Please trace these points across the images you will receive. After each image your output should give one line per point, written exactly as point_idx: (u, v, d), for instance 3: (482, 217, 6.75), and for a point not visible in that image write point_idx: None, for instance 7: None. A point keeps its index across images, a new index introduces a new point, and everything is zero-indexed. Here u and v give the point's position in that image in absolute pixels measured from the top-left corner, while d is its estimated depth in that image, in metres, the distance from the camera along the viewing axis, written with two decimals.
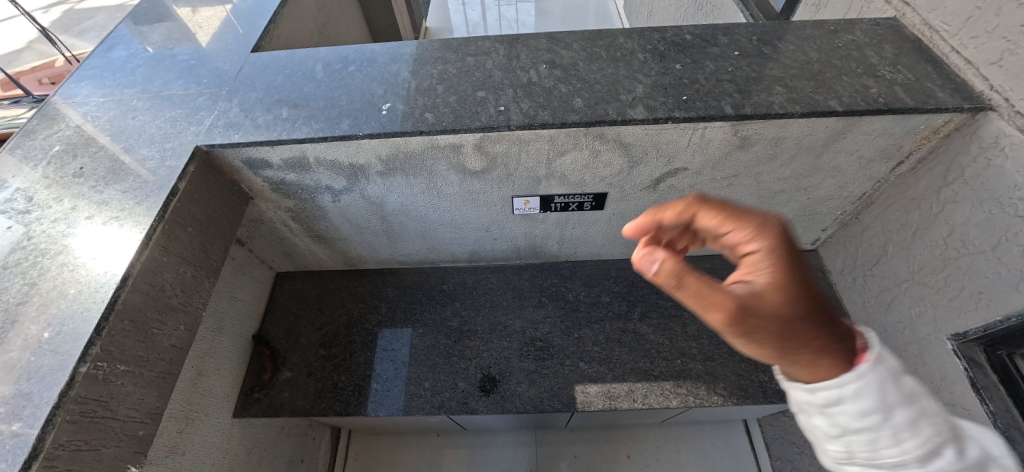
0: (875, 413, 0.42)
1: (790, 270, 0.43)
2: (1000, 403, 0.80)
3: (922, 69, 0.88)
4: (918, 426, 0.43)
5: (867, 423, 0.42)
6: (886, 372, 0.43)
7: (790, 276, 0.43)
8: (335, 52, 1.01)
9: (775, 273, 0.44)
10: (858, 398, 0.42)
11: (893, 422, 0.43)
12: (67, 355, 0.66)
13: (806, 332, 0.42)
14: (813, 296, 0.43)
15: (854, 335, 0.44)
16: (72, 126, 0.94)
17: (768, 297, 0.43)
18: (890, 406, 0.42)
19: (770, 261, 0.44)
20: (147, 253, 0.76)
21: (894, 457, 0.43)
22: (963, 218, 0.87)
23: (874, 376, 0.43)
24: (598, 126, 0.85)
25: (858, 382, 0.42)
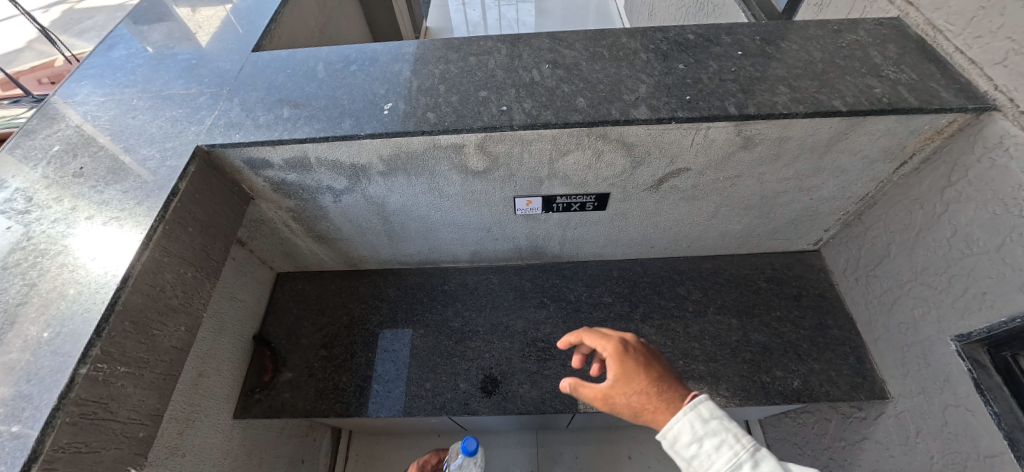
0: (691, 444, 0.60)
1: (625, 361, 0.69)
2: (1005, 404, 0.79)
3: (926, 69, 0.88)
4: (721, 448, 0.58)
5: (693, 455, 0.60)
6: (698, 415, 0.61)
7: (625, 367, 0.68)
8: (337, 51, 1.01)
9: (619, 365, 0.69)
10: (678, 434, 0.60)
11: (706, 448, 0.59)
12: (67, 356, 0.65)
13: (639, 399, 0.65)
14: (644, 375, 0.67)
15: (683, 395, 0.65)
16: (72, 126, 0.94)
17: (615, 382, 0.68)
18: (700, 437, 0.60)
19: (615, 355, 0.70)
20: (148, 254, 0.76)
21: None
22: (967, 218, 0.87)
23: (686, 413, 0.61)
24: (601, 126, 0.84)
25: (677, 423, 0.61)
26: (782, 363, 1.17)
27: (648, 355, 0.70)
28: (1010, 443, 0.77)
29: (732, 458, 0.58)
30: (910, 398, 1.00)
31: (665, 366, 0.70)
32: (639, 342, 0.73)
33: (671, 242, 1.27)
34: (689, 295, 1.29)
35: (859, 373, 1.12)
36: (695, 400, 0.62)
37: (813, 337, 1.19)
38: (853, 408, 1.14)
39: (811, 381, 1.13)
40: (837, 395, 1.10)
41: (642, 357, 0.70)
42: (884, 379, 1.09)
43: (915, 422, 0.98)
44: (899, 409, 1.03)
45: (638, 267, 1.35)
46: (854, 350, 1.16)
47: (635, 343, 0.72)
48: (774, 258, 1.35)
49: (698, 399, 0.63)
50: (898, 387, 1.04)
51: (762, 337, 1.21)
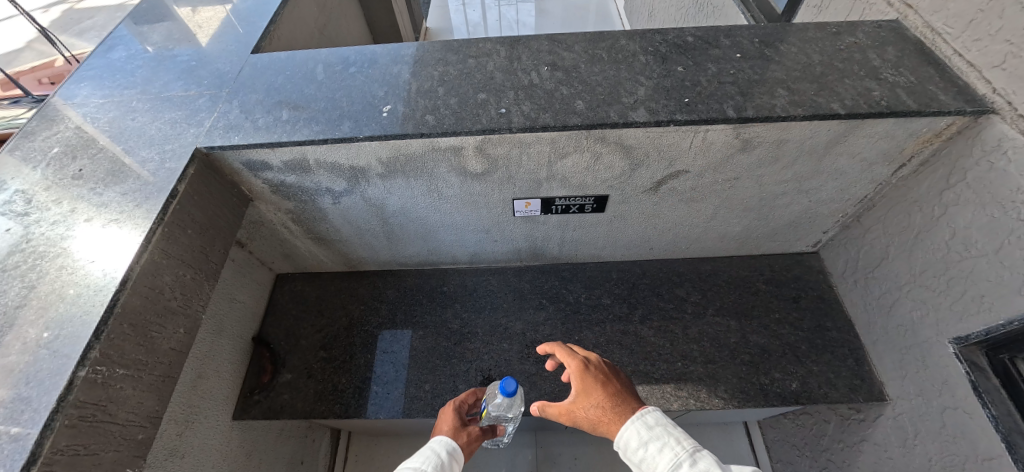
0: (639, 448, 0.72)
1: (586, 379, 0.82)
2: (1003, 407, 0.80)
3: (924, 71, 0.88)
4: (663, 450, 0.70)
5: (641, 458, 0.72)
6: (643, 423, 0.74)
7: (586, 384, 0.82)
8: (336, 53, 1.01)
9: (582, 383, 0.82)
10: (627, 441, 0.74)
11: (651, 451, 0.71)
12: (66, 359, 0.65)
13: (597, 412, 0.79)
14: (601, 391, 0.80)
15: (633, 408, 0.78)
16: (72, 127, 0.94)
17: (579, 397, 0.82)
18: (645, 442, 0.72)
19: (577, 373, 0.83)
20: (147, 256, 0.76)
21: None
22: (966, 221, 0.87)
23: (633, 422, 0.75)
24: (600, 129, 0.84)
25: (625, 430, 0.74)
26: (781, 364, 1.17)
27: (607, 374, 0.84)
28: (1008, 446, 0.77)
29: (672, 458, 0.69)
30: (908, 400, 1.01)
31: (622, 383, 0.83)
32: (601, 362, 0.86)
33: (670, 244, 1.27)
34: (688, 296, 1.29)
35: (857, 375, 1.12)
36: (640, 412, 0.76)
37: (811, 339, 1.19)
38: (851, 410, 1.14)
39: (810, 383, 1.14)
40: (835, 397, 1.11)
41: (602, 375, 0.83)
42: (882, 381, 1.09)
43: (913, 424, 0.98)
44: (897, 411, 1.03)
45: (637, 269, 1.35)
46: (852, 352, 1.16)
47: (598, 363, 0.86)
48: (773, 259, 1.35)
49: (645, 411, 0.76)
50: (897, 389, 1.04)
51: (761, 338, 1.21)
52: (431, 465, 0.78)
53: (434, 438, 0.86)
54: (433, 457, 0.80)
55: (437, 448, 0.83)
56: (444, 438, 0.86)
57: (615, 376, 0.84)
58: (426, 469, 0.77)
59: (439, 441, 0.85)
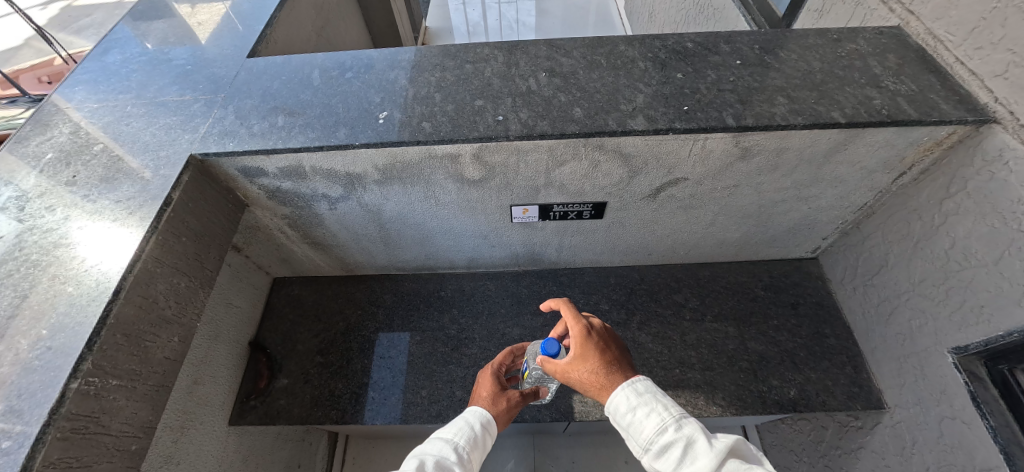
0: (627, 412, 0.72)
1: (588, 343, 0.80)
2: (1001, 418, 0.79)
3: (925, 80, 0.87)
4: (651, 413, 0.71)
5: (629, 422, 0.72)
6: (633, 390, 0.74)
7: (586, 348, 0.79)
8: (333, 58, 1.00)
9: (581, 346, 0.80)
10: (618, 405, 0.73)
11: (638, 416, 0.71)
12: (58, 371, 0.65)
13: (593, 376, 0.77)
14: (600, 357, 0.78)
15: (627, 375, 0.77)
16: (65, 133, 0.93)
17: (575, 359, 0.80)
18: (634, 406, 0.72)
19: (579, 337, 0.80)
20: (140, 265, 0.75)
21: (649, 439, 0.70)
22: (965, 231, 0.86)
23: (624, 389, 0.74)
24: (598, 137, 0.84)
25: (617, 396, 0.74)
26: (779, 372, 1.16)
27: (608, 341, 0.82)
28: (1006, 458, 0.77)
29: (659, 423, 0.70)
30: (906, 408, 1.00)
31: (620, 352, 0.81)
32: (603, 328, 0.84)
33: (669, 250, 1.27)
34: (686, 302, 1.29)
35: (855, 382, 1.12)
36: (634, 380, 0.75)
37: (810, 346, 1.19)
38: (849, 417, 1.14)
39: (808, 390, 1.13)
40: (833, 405, 1.10)
41: (603, 342, 0.81)
42: (881, 389, 1.09)
43: (911, 433, 0.98)
44: (895, 419, 1.02)
45: (636, 274, 1.34)
46: (851, 359, 1.16)
47: (600, 329, 0.83)
48: (772, 265, 1.34)
49: (636, 379, 0.76)
50: (895, 397, 1.04)
51: (760, 345, 1.21)
52: (464, 438, 0.77)
53: (470, 409, 0.84)
54: (466, 429, 0.79)
55: (471, 419, 0.81)
56: (479, 408, 0.84)
57: (614, 344, 0.83)
58: (459, 442, 0.76)
59: (474, 412, 0.83)
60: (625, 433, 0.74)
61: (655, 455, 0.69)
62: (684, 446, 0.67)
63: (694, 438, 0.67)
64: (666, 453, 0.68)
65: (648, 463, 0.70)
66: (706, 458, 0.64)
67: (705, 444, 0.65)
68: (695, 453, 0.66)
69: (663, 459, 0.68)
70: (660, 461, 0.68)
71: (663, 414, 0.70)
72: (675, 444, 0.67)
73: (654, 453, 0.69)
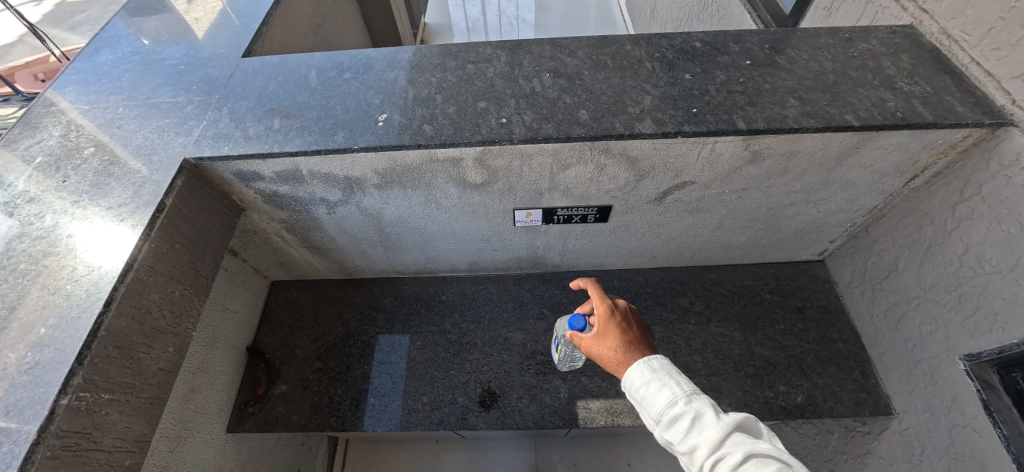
0: (641, 386, 0.70)
1: (610, 321, 0.78)
2: (1015, 428, 0.77)
3: (940, 81, 0.84)
4: (664, 385, 0.68)
5: (641, 396, 0.70)
6: (648, 365, 0.71)
7: (609, 325, 0.78)
8: (330, 57, 0.97)
9: (604, 324, 0.79)
10: (632, 379, 0.71)
11: (650, 389, 0.69)
12: (46, 386, 0.62)
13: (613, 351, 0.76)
14: (622, 335, 0.77)
15: (646, 353, 0.75)
16: (54, 136, 0.90)
17: (597, 335, 0.79)
18: (647, 381, 0.70)
19: (602, 315, 0.79)
20: (133, 275, 0.73)
21: (659, 410, 0.67)
22: (980, 236, 0.84)
23: (640, 364, 0.71)
24: (605, 140, 0.81)
25: (632, 371, 0.71)
26: (786, 377, 1.15)
27: (632, 322, 0.80)
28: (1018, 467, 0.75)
29: (670, 397, 0.68)
30: (915, 415, 0.99)
31: (644, 334, 0.79)
32: (628, 308, 0.82)
33: (674, 252, 1.25)
34: (692, 306, 1.27)
35: (863, 388, 1.10)
36: (651, 357, 0.72)
37: (817, 351, 1.18)
38: (856, 422, 1.12)
39: (815, 396, 1.12)
40: (841, 411, 1.09)
41: (626, 321, 0.79)
42: (889, 395, 1.07)
43: (919, 440, 0.96)
44: (904, 426, 1.01)
45: (640, 278, 1.32)
46: (858, 364, 1.14)
47: (624, 309, 0.81)
48: (779, 268, 1.32)
49: (653, 356, 0.73)
50: (903, 403, 1.03)
51: (766, 350, 1.19)
52: None
53: None
54: None
55: None
56: None
57: (638, 325, 0.80)
58: None
59: None
60: (637, 405, 0.72)
61: (665, 426, 0.67)
62: (693, 418, 0.65)
63: (703, 411, 0.66)
64: (676, 424, 0.66)
65: (656, 434, 0.69)
66: (713, 430, 0.63)
67: (714, 417, 0.64)
68: (703, 425, 0.65)
69: (673, 431, 0.66)
70: (670, 432, 0.66)
71: (674, 387, 0.68)
72: (685, 417, 0.65)
73: (664, 425, 0.67)
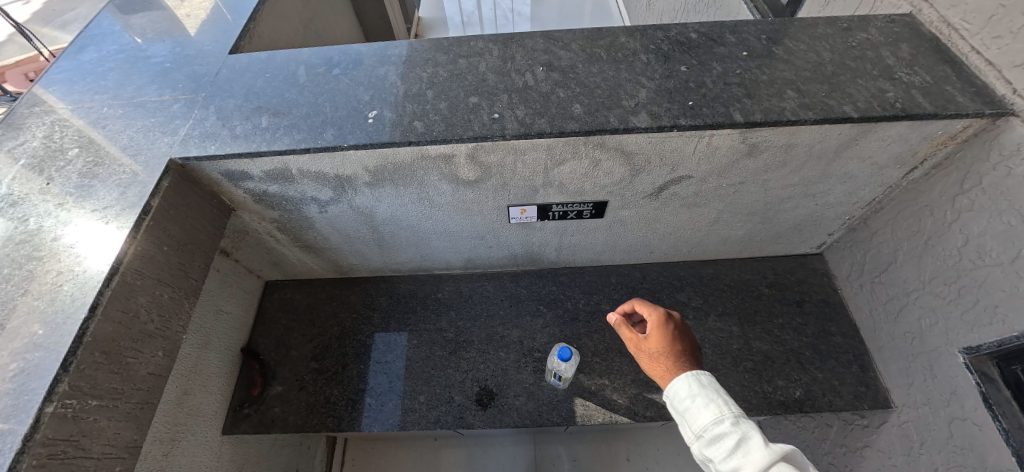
0: (686, 398, 0.72)
1: (662, 329, 0.83)
2: (1014, 420, 0.76)
3: (940, 70, 0.83)
4: (710, 402, 0.70)
5: (685, 408, 0.72)
6: (696, 380, 0.73)
7: (659, 332, 0.83)
8: (319, 53, 0.95)
9: (655, 331, 0.83)
10: (677, 389, 0.74)
11: (696, 404, 0.71)
12: (33, 394, 0.61)
13: (659, 358, 0.80)
14: (671, 344, 0.81)
15: (693, 367, 0.77)
16: (38, 137, 0.88)
17: (647, 341, 0.84)
18: (694, 394, 0.72)
19: (654, 322, 0.84)
20: (119, 279, 0.71)
21: (703, 425, 0.69)
22: (980, 229, 0.83)
23: (688, 377, 0.74)
24: (599, 135, 0.80)
25: (676, 381, 0.74)
26: (784, 372, 1.14)
27: (683, 335, 0.83)
28: (1018, 460, 0.75)
29: (716, 414, 0.69)
30: (914, 408, 0.98)
31: (694, 349, 0.82)
32: (682, 323, 0.85)
33: (672, 247, 1.24)
34: (689, 301, 1.26)
35: (862, 382, 1.10)
36: (698, 370, 0.75)
37: (815, 345, 1.17)
38: (855, 415, 1.12)
39: (814, 390, 1.12)
40: (840, 405, 1.08)
41: (677, 333, 0.83)
42: (889, 388, 1.06)
43: (919, 433, 0.95)
44: (903, 419, 1.00)
45: (637, 273, 1.32)
46: (857, 358, 1.14)
47: (678, 322, 0.85)
48: (777, 262, 1.32)
49: (701, 372, 0.75)
50: (902, 396, 1.02)
51: (765, 345, 1.18)
52: None
53: None
54: None
55: None
56: None
57: (689, 339, 0.83)
58: None
59: None
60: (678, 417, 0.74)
61: (706, 442, 0.69)
62: (738, 439, 0.66)
63: (750, 435, 0.66)
64: (719, 442, 0.67)
65: (695, 449, 0.71)
66: (758, 455, 0.63)
67: (759, 441, 0.64)
68: (748, 448, 0.65)
69: (714, 448, 0.68)
70: (711, 448, 0.68)
71: (721, 407, 0.69)
72: (729, 436, 0.67)
73: (707, 440, 0.69)
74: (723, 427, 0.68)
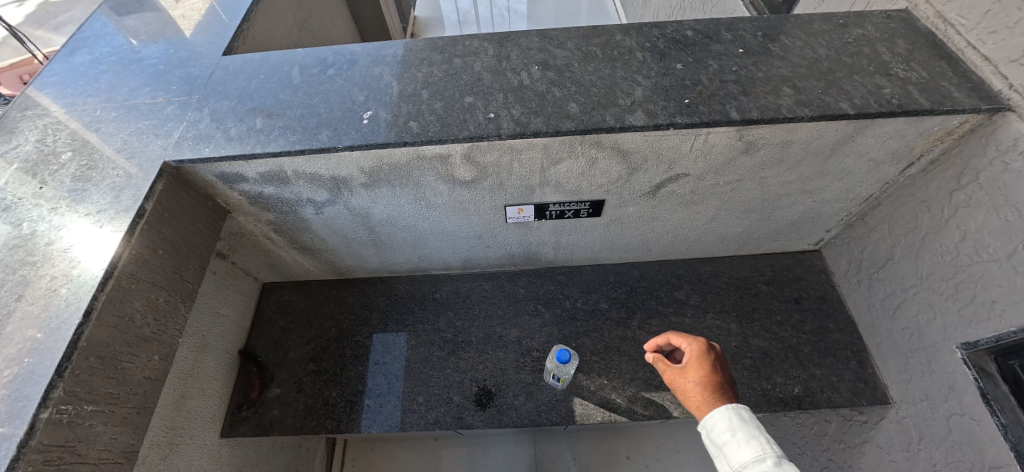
0: (726, 431, 0.67)
1: (703, 358, 0.76)
2: (1012, 415, 0.76)
3: (936, 66, 0.82)
4: (751, 439, 0.65)
5: (723, 442, 0.67)
6: (737, 414, 0.68)
7: (700, 361, 0.75)
8: (313, 54, 0.95)
9: (695, 359, 0.76)
10: (716, 422, 0.68)
11: (735, 440, 0.66)
12: (27, 400, 0.61)
13: (697, 388, 0.73)
14: (712, 374, 0.74)
15: (733, 401, 0.71)
16: (31, 141, 0.87)
17: (684, 368, 0.76)
18: (734, 428, 0.67)
19: (695, 351, 0.77)
20: (113, 284, 0.71)
21: (742, 463, 0.64)
22: (977, 224, 0.83)
23: (730, 410, 0.69)
24: (595, 134, 0.79)
25: (713, 414, 0.69)
26: (783, 369, 1.14)
27: (723, 367, 0.76)
28: (1016, 455, 0.75)
29: (757, 452, 0.64)
30: (913, 404, 0.98)
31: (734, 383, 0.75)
32: (723, 356, 0.79)
33: (670, 245, 1.23)
34: (687, 299, 1.26)
35: (860, 378, 1.10)
36: (738, 404, 0.69)
37: (814, 341, 1.17)
38: (854, 411, 1.12)
39: (812, 387, 1.12)
40: (838, 401, 1.09)
41: (718, 364, 0.76)
42: (887, 384, 1.07)
43: (917, 429, 0.95)
44: (901, 415, 1.00)
45: (635, 272, 1.31)
46: (855, 354, 1.14)
47: (719, 354, 0.78)
48: (775, 259, 1.31)
49: (742, 407, 0.69)
50: (901, 392, 1.02)
51: (763, 342, 1.18)
52: None
53: None
54: None
55: None
56: None
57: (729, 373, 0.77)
58: None
59: None
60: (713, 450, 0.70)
61: None
62: None
63: None
64: None
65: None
66: None
67: None
68: None
69: None
70: None
71: (763, 446, 0.64)
72: None
73: None
74: (763, 466, 0.63)
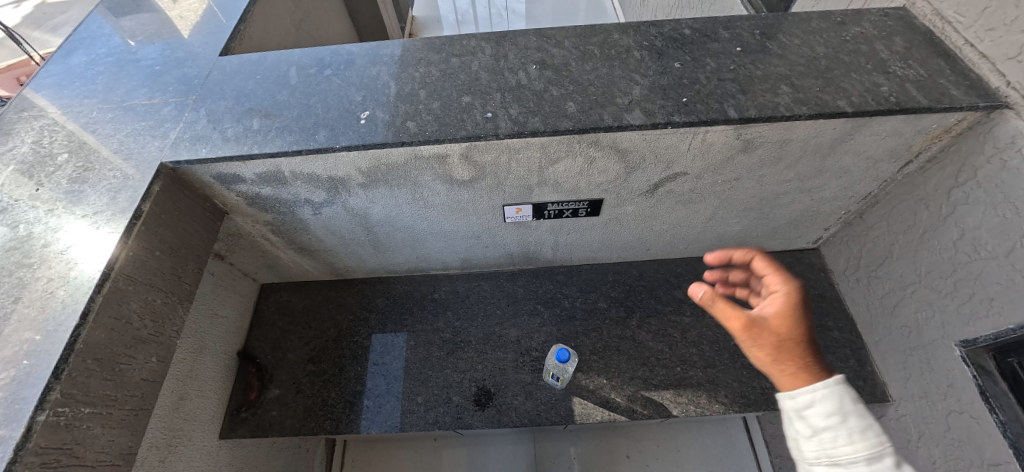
0: (831, 414, 0.54)
1: (800, 312, 0.59)
2: (1011, 412, 0.76)
3: (934, 64, 0.82)
4: (866, 430, 0.52)
5: (823, 425, 0.54)
6: (844, 395, 0.55)
7: (796, 316, 0.58)
8: (310, 54, 0.94)
9: (788, 311, 0.59)
10: (817, 400, 0.55)
11: (842, 429, 0.53)
12: (24, 402, 0.61)
13: (788, 347, 0.57)
14: (807, 334, 0.58)
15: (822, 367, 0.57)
16: (27, 143, 0.87)
17: (775, 320, 0.58)
18: (843, 413, 0.54)
19: (790, 299, 0.59)
20: (110, 285, 0.71)
21: (849, 456, 0.52)
22: (975, 222, 0.83)
23: (835, 390, 0.55)
24: (593, 132, 0.79)
25: (811, 390, 0.55)
26: None
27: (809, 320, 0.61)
28: (1016, 453, 0.75)
29: (871, 447, 0.52)
30: (912, 401, 0.98)
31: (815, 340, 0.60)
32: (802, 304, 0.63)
33: (669, 244, 1.23)
34: (686, 298, 1.26)
35: (859, 376, 1.10)
36: (837, 375, 0.56)
37: None
38: None
39: None
40: None
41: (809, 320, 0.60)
42: (886, 382, 1.07)
43: (917, 426, 0.95)
44: (900, 413, 1.00)
45: (634, 271, 1.31)
46: (854, 352, 1.14)
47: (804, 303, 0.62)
48: (774, 257, 1.31)
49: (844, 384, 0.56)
50: (900, 390, 1.02)
51: None
52: None
53: None
54: None
55: None
56: None
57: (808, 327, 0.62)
58: None
59: None
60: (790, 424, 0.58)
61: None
62: None
63: None
64: None
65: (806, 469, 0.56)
66: None
67: None
68: None
69: None
70: None
71: (878, 439, 0.52)
72: None
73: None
74: (878, 466, 0.51)
